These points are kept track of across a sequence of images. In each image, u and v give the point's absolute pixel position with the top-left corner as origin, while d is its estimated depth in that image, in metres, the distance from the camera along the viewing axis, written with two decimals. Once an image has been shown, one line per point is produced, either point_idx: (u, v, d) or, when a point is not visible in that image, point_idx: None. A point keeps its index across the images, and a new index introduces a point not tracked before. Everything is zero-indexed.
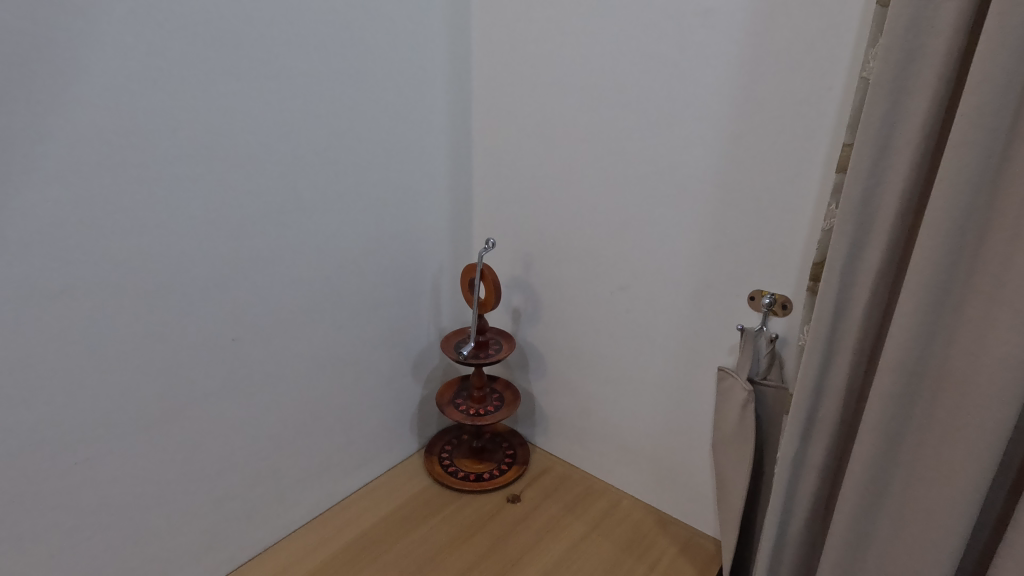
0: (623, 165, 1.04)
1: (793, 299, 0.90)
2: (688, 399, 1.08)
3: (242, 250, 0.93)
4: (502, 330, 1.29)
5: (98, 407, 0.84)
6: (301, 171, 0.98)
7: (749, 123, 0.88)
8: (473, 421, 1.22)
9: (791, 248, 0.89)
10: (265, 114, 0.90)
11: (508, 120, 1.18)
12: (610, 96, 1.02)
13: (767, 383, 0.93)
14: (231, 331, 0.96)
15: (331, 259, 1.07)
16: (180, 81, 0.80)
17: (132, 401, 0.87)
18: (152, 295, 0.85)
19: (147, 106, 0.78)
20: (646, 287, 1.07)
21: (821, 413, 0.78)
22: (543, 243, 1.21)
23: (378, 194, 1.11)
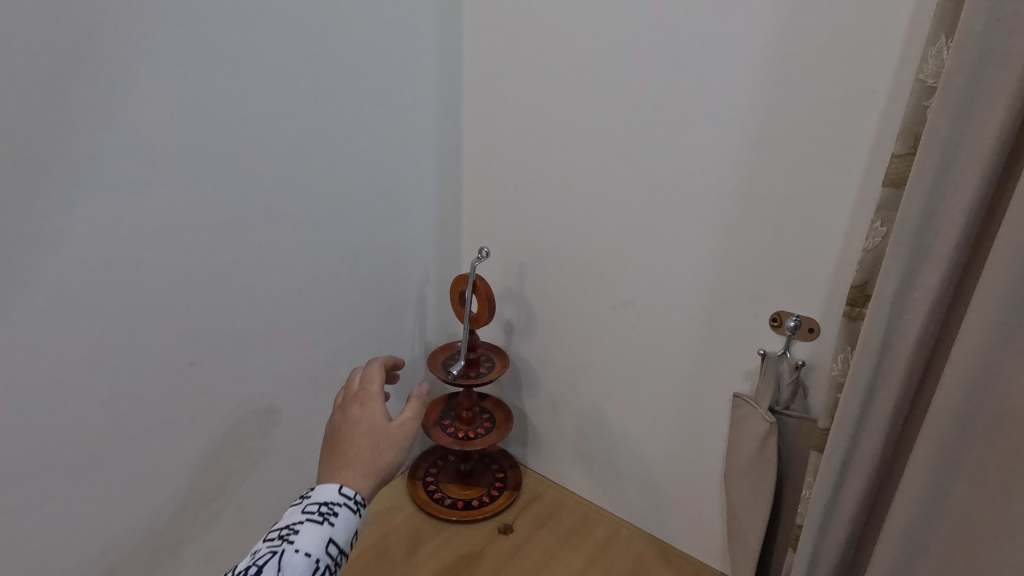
0: (633, 169, 0.94)
1: (820, 323, 0.82)
2: (696, 424, 1.00)
3: (200, 262, 0.80)
4: (494, 346, 1.18)
5: (22, 448, 0.70)
6: (271, 171, 0.85)
7: (778, 127, 0.79)
8: (461, 446, 1.12)
9: (819, 267, 0.80)
10: (228, 102, 0.77)
11: (503, 118, 1.08)
12: (620, 93, 0.92)
13: (789, 413, 0.85)
14: (189, 353, 0.82)
15: (304, 271, 0.94)
16: (122, 59, 0.66)
17: (68, 441, 0.73)
18: (91, 316, 0.71)
19: (81, 86, 0.64)
20: (654, 303, 0.98)
21: (858, 455, 0.70)
22: (539, 253, 1.11)
23: (358, 197, 0.99)
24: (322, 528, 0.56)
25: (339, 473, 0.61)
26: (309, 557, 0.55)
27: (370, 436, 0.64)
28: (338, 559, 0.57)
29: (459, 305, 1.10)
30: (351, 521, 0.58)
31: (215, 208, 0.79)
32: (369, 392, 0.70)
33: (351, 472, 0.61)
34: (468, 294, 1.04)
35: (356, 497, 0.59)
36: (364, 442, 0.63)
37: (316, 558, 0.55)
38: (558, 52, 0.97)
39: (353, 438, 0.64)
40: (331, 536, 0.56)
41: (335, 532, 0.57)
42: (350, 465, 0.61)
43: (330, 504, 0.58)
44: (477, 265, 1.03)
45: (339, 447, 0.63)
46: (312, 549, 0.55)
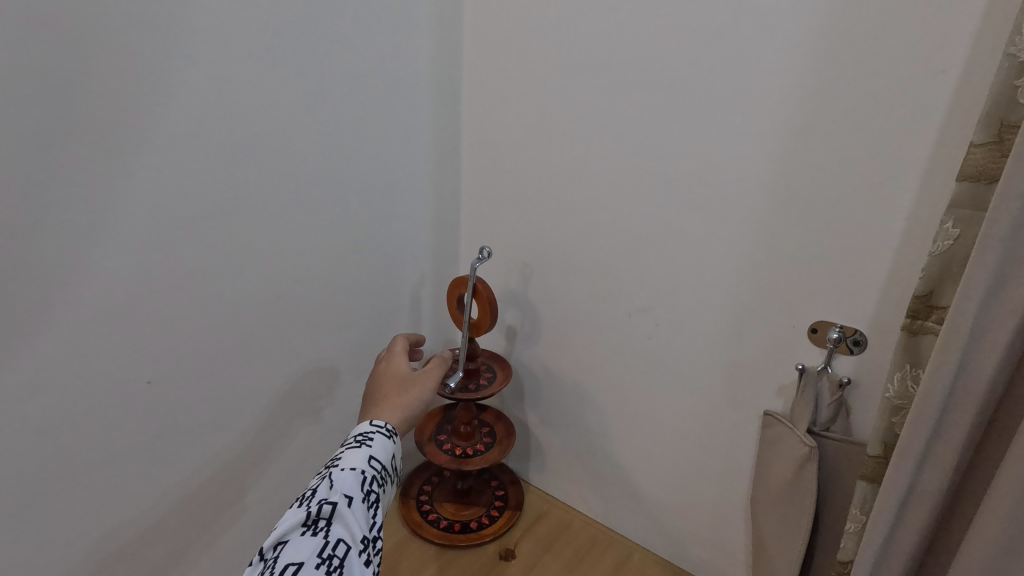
0: (653, 161, 0.84)
1: (867, 335, 0.72)
2: (719, 442, 0.91)
3: (157, 270, 0.72)
4: (494, 354, 1.08)
5: None
6: (240, 166, 0.76)
7: (823, 114, 0.69)
8: (458, 466, 1.02)
9: (868, 272, 0.71)
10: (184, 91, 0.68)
11: (504, 105, 0.98)
12: (637, 78, 0.82)
13: (831, 436, 0.76)
14: (145, 371, 0.75)
15: (278, 275, 0.85)
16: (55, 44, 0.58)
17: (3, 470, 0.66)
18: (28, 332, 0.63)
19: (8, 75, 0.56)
20: (673, 310, 0.89)
21: (918, 491, 0.61)
22: (545, 252, 1.01)
23: (341, 193, 0.90)
24: (362, 450, 0.70)
25: (377, 412, 0.77)
26: (355, 471, 0.68)
27: (397, 384, 0.81)
28: (383, 470, 0.70)
29: (457, 310, 1.00)
30: (385, 443, 0.73)
31: (173, 210, 0.71)
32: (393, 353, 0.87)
33: (384, 409, 0.78)
34: (467, 301, 0.94)
35: (387, 426, 0.75)
36: (393, 387, 0.81)
37: (360, 470, 0.68)
38: (566, 32, 0.86)
39: (384, 386, 0.81)
40: (370, 454, 0.70)
41: (374, 450, 0.71)
42: (383, 405, 0.79)
43: (366, 434, 0.73)
44: (477, 267, 0.92)
45: (373, 394, 0.81)
46: (356, 463, 0.68)
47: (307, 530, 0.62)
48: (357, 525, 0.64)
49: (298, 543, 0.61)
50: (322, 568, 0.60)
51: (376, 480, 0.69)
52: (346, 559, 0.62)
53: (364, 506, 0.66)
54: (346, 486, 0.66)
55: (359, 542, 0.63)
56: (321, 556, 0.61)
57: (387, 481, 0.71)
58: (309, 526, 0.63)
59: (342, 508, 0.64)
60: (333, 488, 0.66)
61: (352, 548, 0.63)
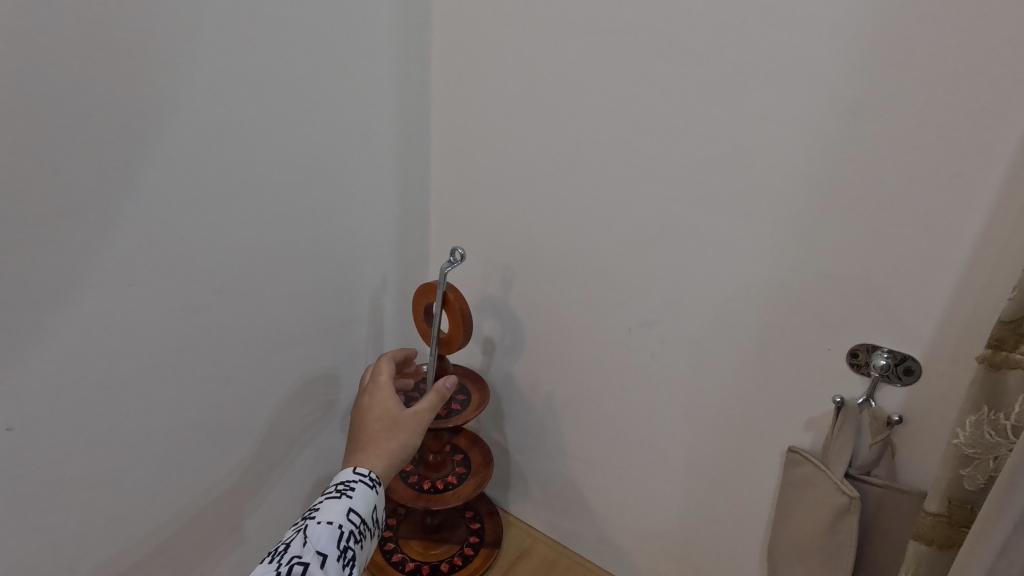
0: (663, 147, 0.69)
1: (922, 363, 0.59)
2: (733, 479, 0.78)
3: (13, 283, 0.54)
4: (469, 371, 0.93)
5: None
6: (130, 146, 0.58)
7: (878, 89, 0.56)
8: (426, 503, 0.87)
9: (926, 288, 0.58)
10: (37, 42, 0.51)
11: (482, 80, 0.82)
12: (644, 44, 0.67)
13: (873, 483, 0.63)
14: (8, 414, 0.57)
15: (198, 284, 0.68)
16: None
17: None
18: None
19: None
20: (681, 325, 0.75)
21: (1004, 566, 0.48)
22: (530, 253, 0.86)
23: (281, 183, 0.73)
24: (341, 501, 0.61)
25: (361, 457, 0.67)
26: (331, 526, 0.59)
27: (385, 423, 0.69)
28: (364, 524, 0.62)
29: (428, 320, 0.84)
30: (368, 494, 0.63)
31: (33, 202, 0.53)
32: (381, 381, 0.74)
33: (369, 454, 0.67)
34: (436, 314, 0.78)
35: (371, 475, 0.65)
36: (381, 427, 0.69)
37: (338, 525, 0.60)
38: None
39: (370, 423, 0.70)
40: (351, 506, 0.61)
41: (355, 502, 0.62)
42: (368, 449, 0.67)
43: (347, 481, 0.63)
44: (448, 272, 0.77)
45: (358, 432, 0.69)
46: (332, 517, 0.60)
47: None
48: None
49: None
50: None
51: (356, 534, 0.61)
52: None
53: (340, 566, 0.58)
54: (321, 542, 0.58)
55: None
56: None
57: (369, 532, 0.64)
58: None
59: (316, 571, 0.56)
60: (307, 544, 0.57)
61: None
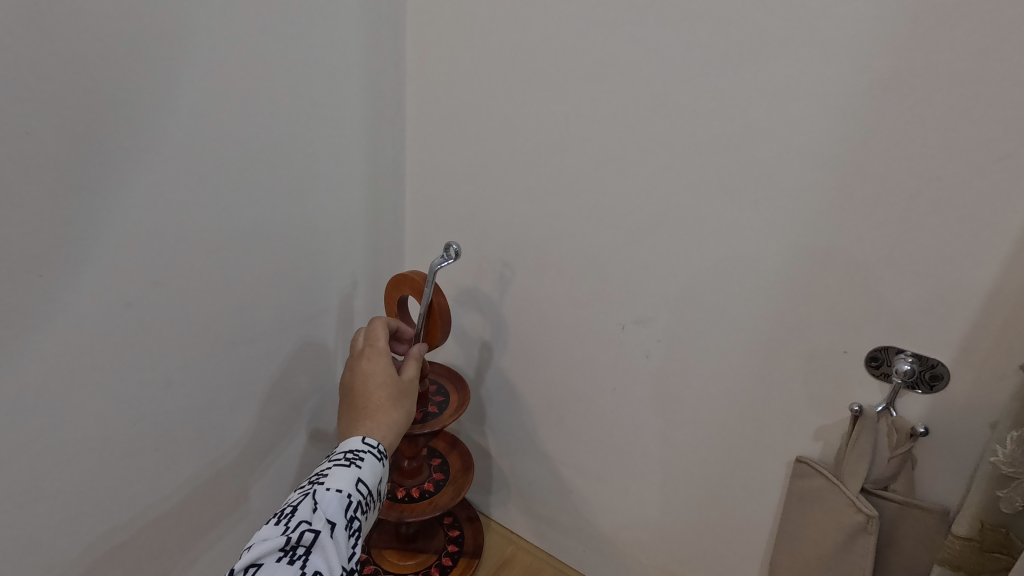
0: (662, 124, 0.62)
1: (950, 369, 0.53)
2: (734, 490, 0.72)
3: None
4: (449, 371, 0.86)
5: None
6: (24, 109, 0.48)
7: (912, 58, 0.49)
8: (401, 514, 0.80)
9: (960, 284, 0.51)
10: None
11: (460, 49, 0.74)
12: (641, 10, 0.60)
13: (891, 499, 0.57)
14: None
15: (133, 274, 0.58)
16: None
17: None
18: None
19: None
20: (681, 322, 0.68)
21: None
22: (514, 241, 0.78)
23: (232, 157, 0.64)
24: (350, 470, 0.55)
25: (366, 426, 0.60)
26: (340, 493, 0.53)
27: (388, 391, 0.63)
28: (372, 492, 0.57)
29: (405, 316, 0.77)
30: (376, 466, 0.58)
31: None
32: (376, 346, 0.66)
33: (376, 425, 0.61)
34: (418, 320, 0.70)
35: (379, 446, 0.59)
36: (387, 395, 0.63)
37: (347, 494, 0.54)
38: None
39: (371, 388, 0.63)
40: (360, 475, 0.55)
41: (364, 472, 0.56)
42: (375, 418, 0.61)
43: (356, 450, 0.57)
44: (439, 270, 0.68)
45: (358, 401, 0.62)
46: (342, 485, 0.54)
47: (283, 558, 0.49)
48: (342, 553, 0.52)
49: None
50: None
51: (365, 502, 0.56)
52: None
53: (349, 534, 0.53)
54: (330, 510, 0.52)
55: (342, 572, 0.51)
56: None
57: (376, 501, 0.58)
58: (286, 553, 0.49)
59: (327, 535, 0.51)
60: (316, 511, 0.52)
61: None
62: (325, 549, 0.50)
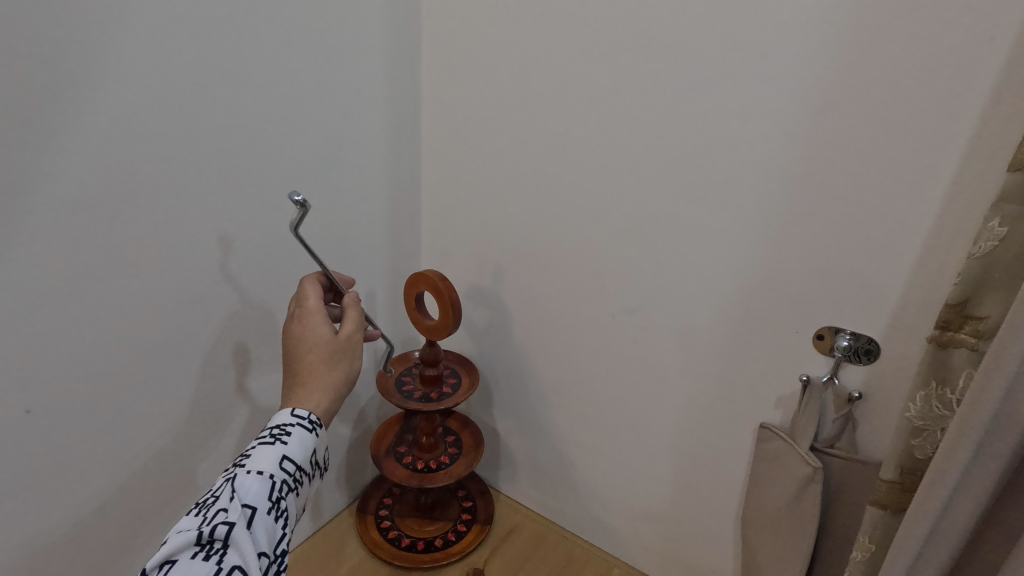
0: (644, 143, 0.72)
1: (881, 344, 0.64)
2: (709, 455, 0.82)
3: (35, 275, 0.56)
4: (460, 357, 0.97)
5: None
6: (127, 143, 0.59)
7: (847, 90, 0.58)
8: (420, 482, 0.91)
9: (889, 276, 0.61)
10: (18, 34, 0.50)
11: (470, 77, 0.85)
12: (625, 47, 0.70)
13: (836, 454, 0.67)
14: (27, 396, 0.59)
15: (198, 278, 0.70)
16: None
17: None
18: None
19: None
20: (663, 310, 0.79)
21: (947, 525, 0.53)
22: (519, 243, 0.89)
23: (276, 176, 0.74)
24: (275, 448, 0.55)
25: (299, 394, 0.59)
26: (262, 475, 0.53)
27: (319, 354, 0.60)
28: (300, 467, 0.57)
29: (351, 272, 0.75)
30: (307, 438, 0.58)
31: (52, 199, 0.55)
32: (309, 306, 0.64)
33: (308, 392, 0.59)
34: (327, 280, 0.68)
35: (310, 416, 0.58)
36: (320, 359, 0.60)
37: (270, 476, 0.54)
38: None
39: (303, 352, 0.61)
40: (285, 452, 0.55)
41: (290, 449, 0.56)
42: (307, 385, 0.59)
43: (283, 424, 0.57)
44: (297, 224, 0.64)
45: (292, 365, 0.61)
46: (264, 466, 0.54)
47: (199, 553, 0.48)
48: (267, 537, 0.52)
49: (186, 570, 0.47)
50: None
51: (292, 478, 0.56)
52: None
53: (275, 516, 0.53)
54: (248, 495, 0.51)
55: (267, 560, 0.51)
56: None
57: (307, 472, 0.58)
58: (202, 548, 0.48)
59: (247, 522, 0.50)
60: (234, 498, 0.51)
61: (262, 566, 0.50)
62: (243, 539, 0.49)
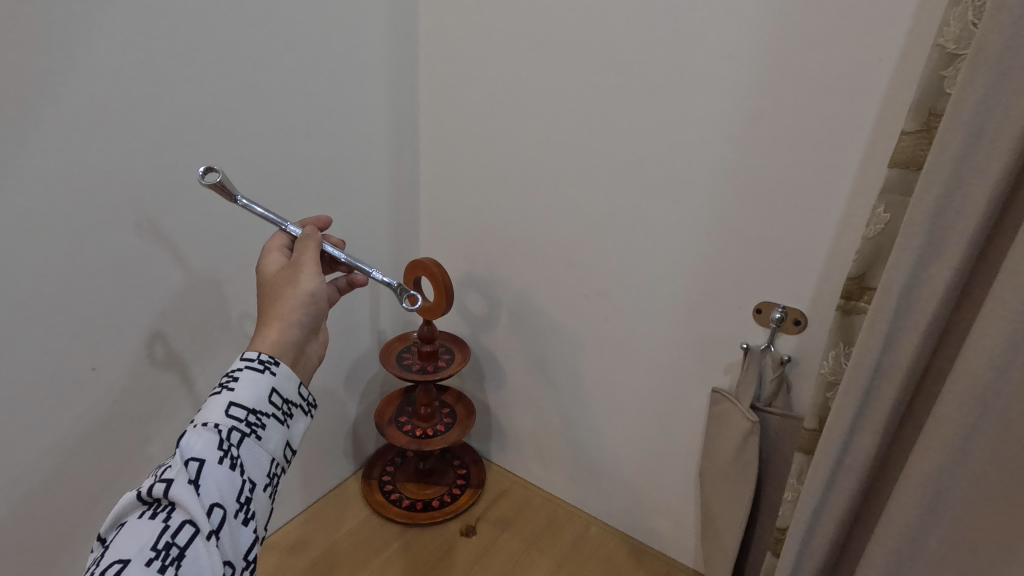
0: (608, 146, 0.83)
1: (808, 315, 0.74)
2: (672, 419, 0.93)
3: (102, 257, 0.68)
4: (454, 336, 1.08)
5: None
6: (176, 149, 0.71)
7: (772, 102, 0.69)
8: (418, 446, 1.03)
9: (812, 258, 0.72)
10: (91, 64, 0.61)
11: (462, 89, 0.96)
12: (592, 64, 0.80)
13: (773, 411, 0.78)
14: (92, 357, 0.71)
15: (227, 262, 0.81)
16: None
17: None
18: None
19: None
20: (629, 291, 0.89)
21: (849, 461, 0.64)
22: (505, 234, 1.01)
23: (293, 175, 0.85)
24: (222, 398, 0.54)
25: (260, 337, 0.59)
26: (207, 427, 0.52)
27: (269, 292, 0.62)
28: (256, 412, 0.55)
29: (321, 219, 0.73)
30: (255, 380, 0.56)
31: (119, 194, 0.67)
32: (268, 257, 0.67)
33: (262, 329, 0.59)
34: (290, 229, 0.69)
35: (260, 354, 0.57)
36: (269, 297, 0.61)
37: (216, 427, 0.52)
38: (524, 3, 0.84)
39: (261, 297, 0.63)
40: (231, 400, 0.54)
41: (237, 395, 0.54)
42: (262, 323, 0.60)
43: (233, 372, 0.56)
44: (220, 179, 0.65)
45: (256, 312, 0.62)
46: (207, 419, 0.52)
47: (153, 511, 0.50)
48: (219, 487, 0.51)
49: (137, 528, 0.49)
50: (155, 564, 0.46)
51: (247, 424, 0.54)
52: (195, 544, 0.49)
53: (228, 465, 0.52)
54: (192, 449, 0.51)
55: (223, 511, 0.50)
56: (156, 549, 0.47)
57: (270, 416, 0.57)
58: (155, 506, 0.50)
59: (190, 475, 0.49)
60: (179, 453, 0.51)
61: (218, 517, 0.50)
62: (184, 493, 0.49)
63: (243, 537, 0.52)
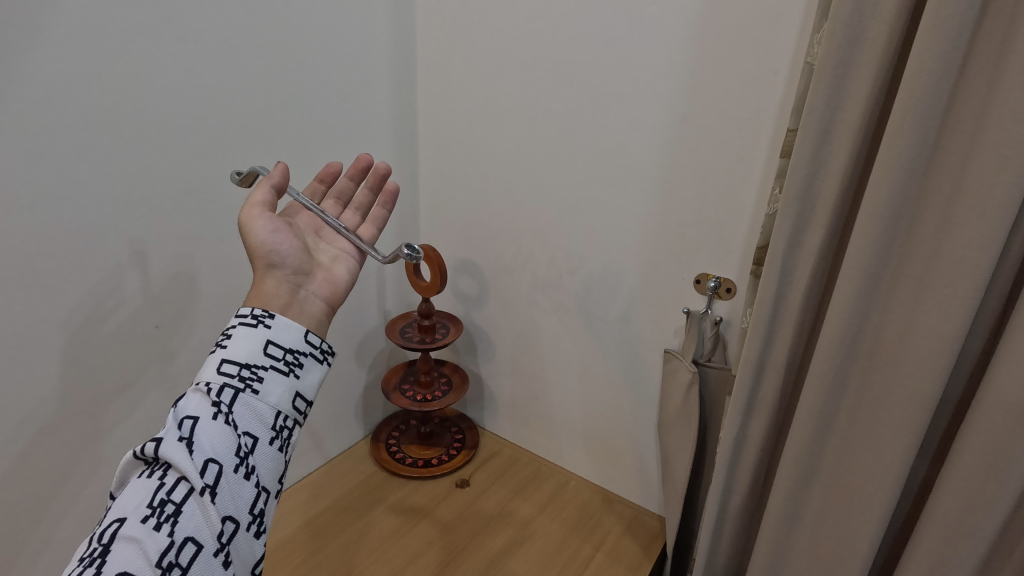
0: (570, 147, 1.00)
1: (736, 284, 0.89)
2: (634, 379, 1.08)
3: (165, 235, 0.86)
4: (450, 315, 1.25)
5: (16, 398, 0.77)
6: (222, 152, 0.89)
7: (697, 106, 0.85)
8: (418, 407, 1.18)
9: (736, 233, 0.87)
10: (163, 83, 0.80)
11: (451, 102, 1.14)
12: (555, 80, 0.98)
13: (711, 364, 0.93)
14: (156, 317, 0.89)
15: None
16: (36, 24, 0.68)
17: (18, 403, 0.78)
18: (32, 284, 0.75)
19: (51, 78, 0.70)
20: (593, 269, 1.05)
21: (760, 393, 0.79)
22: (490, 224, 1.18)
23: (313, 171, 1.03)
24: (216, 356, 0.62)
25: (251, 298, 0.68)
26: (201, 387, 0.59)
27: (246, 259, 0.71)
28: (247, 367, 0.61)
29: (281, 172, 0.75)
30: (246, 336, 0.63)
31: (179, 185, 0.85)
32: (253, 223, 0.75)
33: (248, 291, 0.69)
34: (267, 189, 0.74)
35: (254, 312, 0.65)
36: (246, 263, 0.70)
37: (208, 385, 0.59)
38: (502, 27, 1.01)
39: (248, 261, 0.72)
40: (224, 357, 0.61)
41: (229, 352, 0.62)
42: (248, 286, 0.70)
43: (228, 331, 0.64)
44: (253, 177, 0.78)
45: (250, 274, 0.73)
46: (202, 379, 0.60)
47: (154, 471, 0.56)
48: (212, 444, 0.56)
49: (136, 486, 0.56)
50: (152, 521, 0.53)
51: (239, 379, 0.61)
52: (190, 500, 0.54)
53: (219, 421, 0.58)
54: (188, 408, 0.58)
55: (217, 467, 0.56)
56: (151, 506, 0.54)
57: (263, 371, 0.62)
58: (155, 467, 0.57)
59: (181, 434, 0.56)
60: (178, 413, 0.58)
61: (213, 472, 0.55)
62: (175, 451, 0.55)
63: (244, 491, 0.57)
